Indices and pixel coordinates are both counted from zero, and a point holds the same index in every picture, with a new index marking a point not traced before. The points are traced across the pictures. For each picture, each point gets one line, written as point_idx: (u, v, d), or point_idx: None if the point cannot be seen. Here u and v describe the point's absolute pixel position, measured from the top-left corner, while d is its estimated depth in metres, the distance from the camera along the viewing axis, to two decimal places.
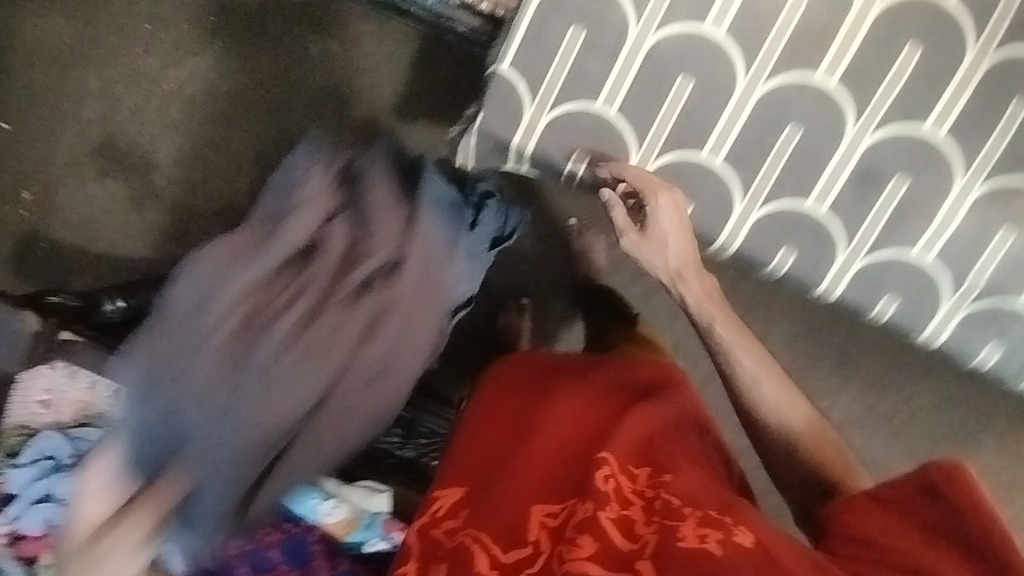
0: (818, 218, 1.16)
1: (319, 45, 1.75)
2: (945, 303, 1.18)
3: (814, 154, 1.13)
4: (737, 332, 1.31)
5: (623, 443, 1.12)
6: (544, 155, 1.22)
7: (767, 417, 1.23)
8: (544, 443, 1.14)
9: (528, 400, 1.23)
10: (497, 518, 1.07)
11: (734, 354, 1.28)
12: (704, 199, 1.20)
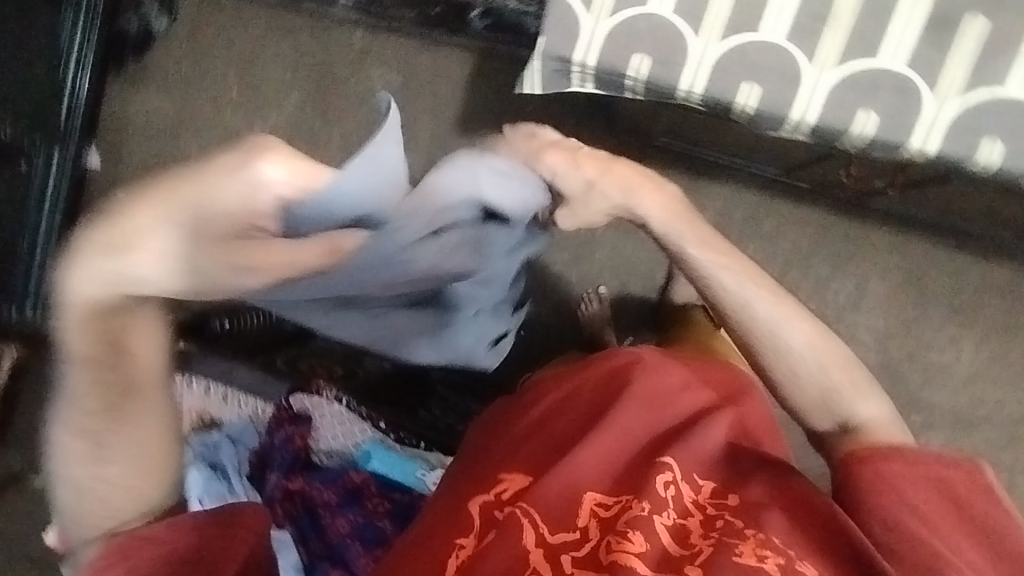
0: (998, 96, 0.85)
1: (382, 77, 1.84)
2: None
3: (950, 26, 0.85)
4: (719, 242, 1.02)
5: (693, 448, 0.99)
6: (609, 70, 0.92)
7: (765, 347, 1.00)
8: (614, 428, 1.01)
9: (598, 392, 1.10)
10: (548, 498, 0.91)
11: (707, 269, 1.01)
12: (824, 95, 0.88)
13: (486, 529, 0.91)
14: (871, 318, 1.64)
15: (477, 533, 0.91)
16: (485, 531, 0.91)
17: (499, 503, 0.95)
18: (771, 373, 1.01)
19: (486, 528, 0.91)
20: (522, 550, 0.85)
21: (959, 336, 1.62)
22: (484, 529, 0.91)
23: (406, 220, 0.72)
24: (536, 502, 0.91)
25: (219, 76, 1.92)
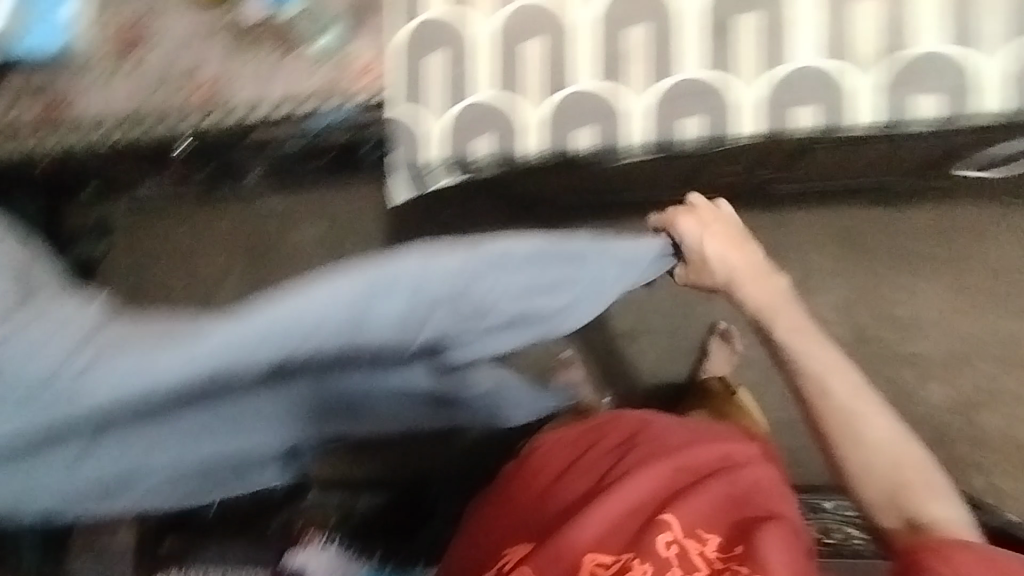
0: (813, 64, 0.88)
1: (310, 231, 1.95)
2: (1005, 66, 0.84)
3: (732, 25, 0.90)
4: (793, 311, 1.00)
5: (699, 502, 0.94)
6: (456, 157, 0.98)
7: (851, 429, 0.94)
8: (617, 486, 0.96)
9: (607, 450, 1.05)
10: (548, 564, 0.92)
11: (802, 344, 0.98)
12: (641, 115, 0.92)
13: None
14: (829, 294, 1.66)
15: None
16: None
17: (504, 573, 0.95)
18: (841, 451, 0.94)
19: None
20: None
21: (914, 283, 1.64)
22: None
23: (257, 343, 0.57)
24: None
25: (164, 284, 2.03)
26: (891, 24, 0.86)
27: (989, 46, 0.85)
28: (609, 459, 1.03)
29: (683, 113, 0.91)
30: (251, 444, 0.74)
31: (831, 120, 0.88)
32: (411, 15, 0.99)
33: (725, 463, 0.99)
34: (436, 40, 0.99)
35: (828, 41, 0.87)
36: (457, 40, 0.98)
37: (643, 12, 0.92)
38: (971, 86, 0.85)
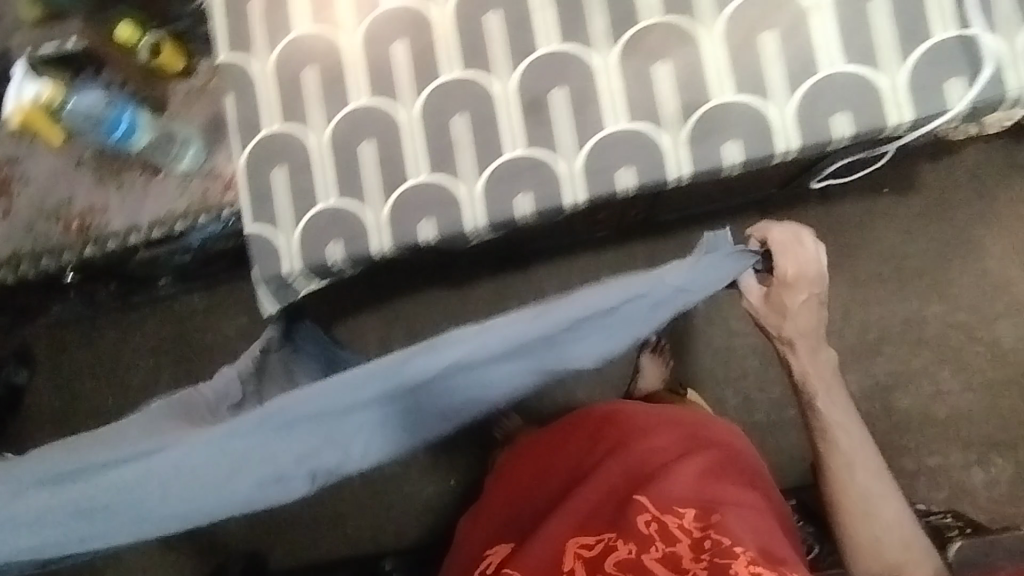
0: (627, 129, 0.93)
1: (233, 325, 1.95)
2: (802, 104, 0.89)
3: (545, 102, 0.95)
4: (848, 422, 1.02)
5: (676, 473, 0.96)
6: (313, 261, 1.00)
7: (853, 502, 0.99)
8: (603, 472, 1.00)
9: (596, 435, 1.07)
10: (538, 552, 0.94)
11: (837, 429, 1.02)
12: (478, 199, 0.96)
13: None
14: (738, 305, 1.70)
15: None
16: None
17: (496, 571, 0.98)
18: (851, 527, 0.98)
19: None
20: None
21: None
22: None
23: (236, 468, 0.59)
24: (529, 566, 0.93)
25: (90, 400, 1.98)
26: (686, 79, 0.92)
27: (784, 94, 0.90)
28: (587, 452, 1.06)
29: (515, 185, 0.95)
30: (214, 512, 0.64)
31: (657, 175, 0.92)
32: (253, 131, 1.04)
33: (694, 440, 1.03)
34: (279, 154, 1.03)
35: (634, 103, 0.93)
36: (297, 152, 1.02)
37: (465, 99, 0.97)
38: (775, 131, 0.90)
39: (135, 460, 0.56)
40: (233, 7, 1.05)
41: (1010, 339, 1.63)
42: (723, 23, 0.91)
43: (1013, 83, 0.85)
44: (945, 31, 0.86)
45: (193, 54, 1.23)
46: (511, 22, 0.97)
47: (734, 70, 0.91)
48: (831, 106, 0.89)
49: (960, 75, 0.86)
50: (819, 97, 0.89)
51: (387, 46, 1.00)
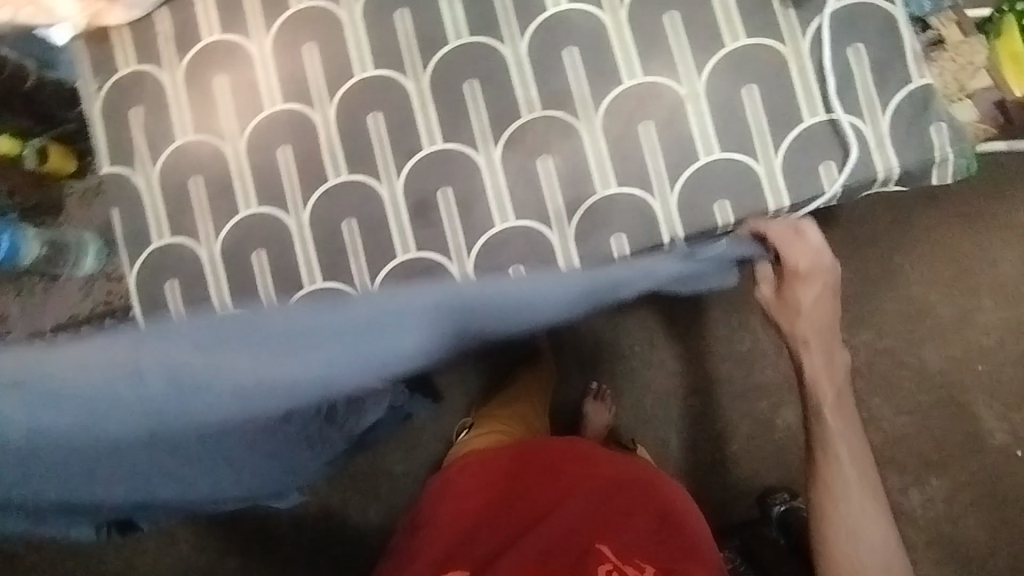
0: (514, 227, 0.94)
1: None
2: (681, 195, 0.91)
3: (432, 203, 0.95)
4: (847, 414, 0.83)
5: (630, 530, 0.85)
6: None
7: (839, 521, 0.78)
8: (570, 507, 0.88)
9: (556, 466, 0.95)
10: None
11: (836, 435, 0.82)
12: None
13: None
14: None
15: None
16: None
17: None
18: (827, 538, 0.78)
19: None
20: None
21: None
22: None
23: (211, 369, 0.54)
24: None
25: None
26: (570, 176, 0.93)
27: (666, 186, 0.91)
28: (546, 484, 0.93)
29: (408, 289, 0.95)
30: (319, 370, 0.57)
31: (547, 270, 0.93)
32: (141, 247, 1.02)
33: (650, 492, 0.93)
34: (171, 265, 1.01)
35: (521, 203, 0.93)
36: (188, 264, 1.00)
37: (355, 201, 0.97)
38: (660, 221, 0.91)
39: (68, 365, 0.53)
40: (112, 119, 1.03)
41: (937, 362, 1.66)
42: (601, 117, 0.93)
43: (879, 167, 0.87)
44: (812, 116, 0.89)
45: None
46: (394, 124, 0.97)
47: (615, 165, 0.92)
48: (709, 195, 0.90)
49: (831, 159, 0.88)
50: (699, 187, 0.91)
51: (272, 152, 0.99)
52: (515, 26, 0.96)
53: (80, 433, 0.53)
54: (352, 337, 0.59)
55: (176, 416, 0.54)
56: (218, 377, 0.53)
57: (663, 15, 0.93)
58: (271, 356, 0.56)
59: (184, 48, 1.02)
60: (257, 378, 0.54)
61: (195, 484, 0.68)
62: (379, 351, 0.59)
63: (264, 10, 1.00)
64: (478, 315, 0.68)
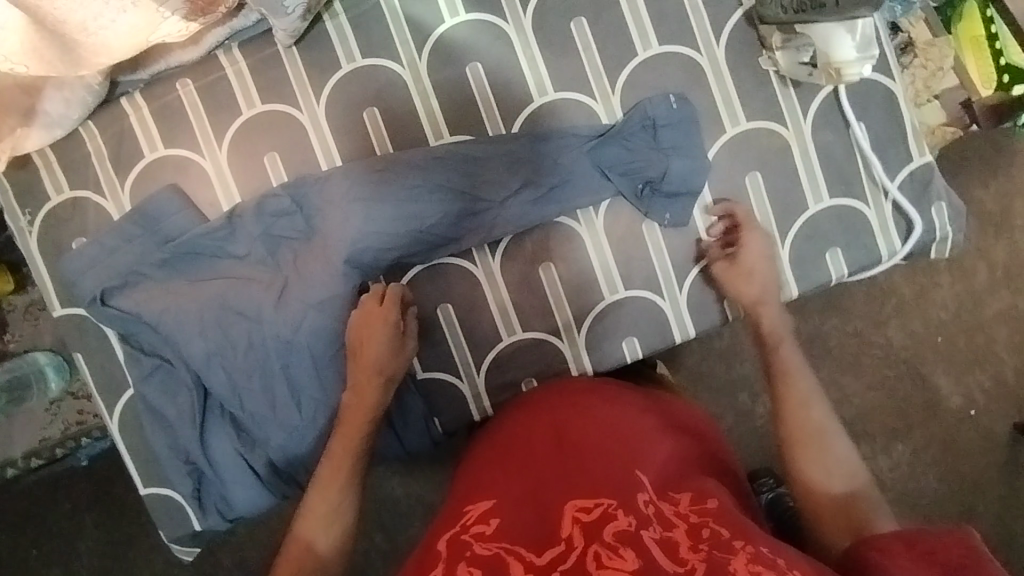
0: (523, 342, 0.90)
1: None
2: (687, 296, 0.89)
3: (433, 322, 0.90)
4: (796, 356, 0.80)
5: (668, 461, 0.71)
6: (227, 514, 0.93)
7: (807, 455, 0.73)
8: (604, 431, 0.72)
9: (575, 401, 0.78)
10: (525, 526, 0.62)
11: (795, 367, 0.79)
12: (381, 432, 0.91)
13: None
14: None
15: (451, 563, 0.59)
16: (460, 557, 0.60)
17: (468, 536, 0.62)
18: (803, 480, 0.73)
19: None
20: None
21: None
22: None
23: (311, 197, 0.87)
24: (508, 539, 0.61)
25: None
26: (574, 282, 0.89)
27: (675, 286, 0.89)
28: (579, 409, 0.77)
29: (421, 413, 0.91)
30: (381, 232, 0.86)
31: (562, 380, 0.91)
32: (115, 393, 0.93)
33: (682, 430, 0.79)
34: (146, 410, 0.91)
35: (527, 315, 0.90)
36: (163, 408, 0.90)
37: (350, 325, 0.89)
38: (671, 323, 0.90)
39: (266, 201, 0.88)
40: (53, 256, 0.91)
41: (899, 340, 1.49)
42: (601, 219, 0.88)
43: (885, 248, 0.87)
44: (817, 203, 0.87)
45: (26, 280, 1.12)
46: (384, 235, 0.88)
47: (621, 269, 0.89)
48: (718, 292, 0.89)
49: (836, 247, 0.87)
50: (706, 283, 0.89)
51: (247, 278, 0.88)
52: (499, 121, 0.87)
53: (274, 224, 0.88)
54: (444, 204, 0.86)
55: (333, 242, 0.86)
56: (354, 228, 0.86)
57: (658, 99, 0.86)
58: (373, 216, 0.85)
59: (125, 168, 0.89)
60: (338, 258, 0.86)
61: (279, 367, 0.89)
62: (424, 220, 0.85)
63: (212, 120, 0.89)
64: (490, 150, 0.86)
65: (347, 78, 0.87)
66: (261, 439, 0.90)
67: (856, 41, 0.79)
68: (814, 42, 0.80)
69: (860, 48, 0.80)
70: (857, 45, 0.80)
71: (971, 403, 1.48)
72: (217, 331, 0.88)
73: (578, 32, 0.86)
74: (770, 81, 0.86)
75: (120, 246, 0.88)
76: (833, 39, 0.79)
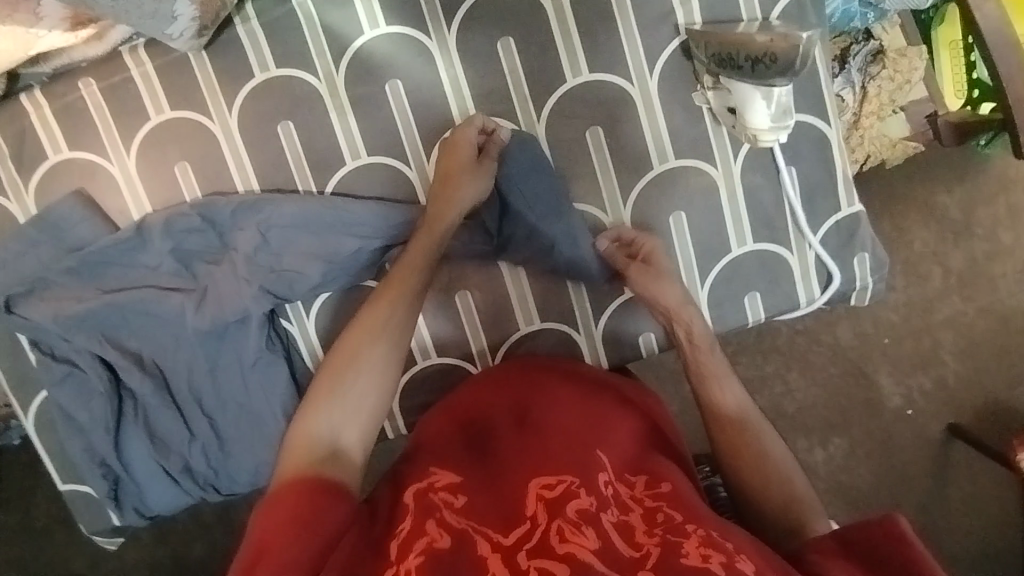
0: (437, 366, 0.91)
1: None
2: (601, 330, 0.90)
3: None
4: (719, 360, 0.76)
5: (626, 441, 0.70)
6: (147, 514, 0.95)
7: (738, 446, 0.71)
8: (561, 411, 0.72)
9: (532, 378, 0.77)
10: (490, 502, 0.61)
11: (715, 372, 0.76)
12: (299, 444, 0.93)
13: (420, 546, 0.56)
14: None
15: (418, 524, 0.58)
16: (428, 518, 0.59)
17: (434, 499, 0.61)
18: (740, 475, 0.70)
19: (414, 543, 0.56)
20: (472, 563, 0.54)
21: None
22: (414, 541, 0.56)
23: (229, 215, 0.85)
24: (473, 512, 0.59)
25: None
26: (491, 313, 0.89)
27: (591, 321, 0.89)
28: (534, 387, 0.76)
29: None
30: (300, 263, 0.85)
31: None
32: (30, 394, 0.93)
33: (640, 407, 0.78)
34: (59, 412, 0.90)
35: (443, 342, 0.90)
36: (77, 414, 0.90)
37: (264, 341, 0.89)
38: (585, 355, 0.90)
39: (190, 210, 0.85)
40: None
41: (847, 338, 1.37)
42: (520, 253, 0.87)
43: (802, 296, 0.87)
44: (741, 247, 0.86)
45: None
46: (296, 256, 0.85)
47: (539, 301, 0.89)
48: (634, 328, 0.89)
49: (756, 292, 0.86)
50: (621, 318, 0.89)
51: (158, 290, 0.86)
52: (420, 147, 0.85)
53: (196, 240, 0.86)
54: (361, 240, 0.85)
55: (260, 261, 0.86)
56: (274, 257, 0.85)
57: (585, 131, 0.83)
58: (292, 245, 0.85)
59: (28, 169, 0.86)
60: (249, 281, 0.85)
61: (198, 380, 0.89)
62: (339, 253, 0.85)
63: (119, 124, 0.85)
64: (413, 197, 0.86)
65: (260, 89, 0.83)
66: (179, 444, 0.91)
67: (771, 109, 0.75)
68: (733, 99, 0.78)
69: (776, 117, 0.76)
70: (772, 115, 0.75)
71: (912, 405, 1.36)
72: (138, 342, 0.88)
73: (505, 54, 0.82)
74: (702, 119, 0.83)
75: (27, 252, 0.86)
76: (747, 104, 0.76)
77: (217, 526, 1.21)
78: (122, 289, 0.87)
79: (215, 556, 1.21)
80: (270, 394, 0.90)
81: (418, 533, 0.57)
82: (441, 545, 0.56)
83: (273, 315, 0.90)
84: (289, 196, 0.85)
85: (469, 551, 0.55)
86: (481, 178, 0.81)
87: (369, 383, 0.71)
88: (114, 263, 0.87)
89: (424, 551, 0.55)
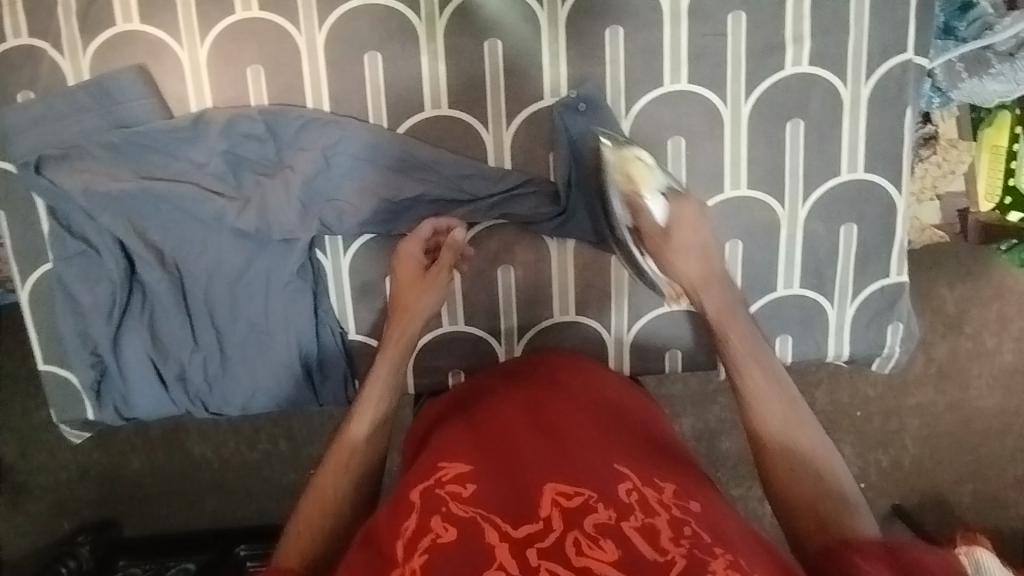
0: (463, 334, 0.89)
1: None
2: (630, 335, 0.89)
3: (377, 288, 0.90)
4: (735, 311, 0.70)
5: (649, 448, 0.67)
6: (125, 417, 0.91)
7: (760, 416, 0.65)
8: (579, 412, 0.68)
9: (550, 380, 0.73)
10: (505, 496, 0.59)
11: (730, 333, 0.69)
12: (303, 380, 0.90)
13: (425, 542, 0.56)
14: None
15: (423, 520, 0.57)
16: (434, 513, 0.58)
17: (442, 493, 0.59)
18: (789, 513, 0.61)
19: (421, 538, 0.56)
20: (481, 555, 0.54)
21: None
22: (420, 538, 0.56)
23: (293, 128, 0.82)
24: (485, 504, 0.58)
25: None
26: (529, 295, 0.88)
27: (624, 326, 0.89)
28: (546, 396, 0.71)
29: (340, 371, 0.91)
30: (355, 193, 0.83)
31: None
32: (33, 262, 0.88)
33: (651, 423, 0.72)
34: (58, 286, 0.85)
35: (472, 311, 0.89)
36: (80, 296, 0.85)
37: (294, 265, 0.86)
38: (610, 357, 0.90)
39: (255, 114, 0.82)
40: None
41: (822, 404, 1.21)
42: (574, 241, 0.87)
43: (831, 348, 0.88)
44: (786, 288, 0.87)
45: None
46: (356, 190, 0.84)
47: (578, 293, 0.88)
48: (663, 340, 0.90)
49: (789, 334, 0.88)
50: (653, 329, 0.89)
51: (197, 190, 0.82)
52: (502, 112, 0.83)
53: (254, 145, 0.83)
54: (424, 189, 0.83)
55: (315, 183, 0.83)
56: (332, 183, 0.84)
57: (668, 138, 0.83)
58: (356, 177, 0.84)
59: (92, 31, 0.81)
60: (305, 207, 0.83)
61: (215, 290, 0.85)
62: (397, 195, 0.83)
63: (200, 9, 0.81)
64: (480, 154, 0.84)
65: (356, 13, 0.81)
66: (178, 351, 0.87)
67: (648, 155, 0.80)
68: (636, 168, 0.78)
69: (647, 165, 0.78)
70: (647, 166, 0.78)
71: (865, 478, 1.23)
72: (163, 237, 0.84)
73: (611, 41, 0.81)
74: (783, 155, 0.83)
75: (69, 114, 0.81)
76: (632, 194, 0.77)
77: (172, 450, 1.16)
78: (162, 178, 0.83)
79: (166, 477, 1.16)
80: (288, 322, 0.87)
81: (424, 528, 0.57)
82: (446, 538, 0.56)
83: (311, 245, 0.87)
84: (364, 122, 0.83)
85: (477, 543, 0.55)
86: (434, 289, 0.79)
87: (382, 369, 0.74)
88: (160, 149, 0.83)
89: (429, 549, 0.55)
